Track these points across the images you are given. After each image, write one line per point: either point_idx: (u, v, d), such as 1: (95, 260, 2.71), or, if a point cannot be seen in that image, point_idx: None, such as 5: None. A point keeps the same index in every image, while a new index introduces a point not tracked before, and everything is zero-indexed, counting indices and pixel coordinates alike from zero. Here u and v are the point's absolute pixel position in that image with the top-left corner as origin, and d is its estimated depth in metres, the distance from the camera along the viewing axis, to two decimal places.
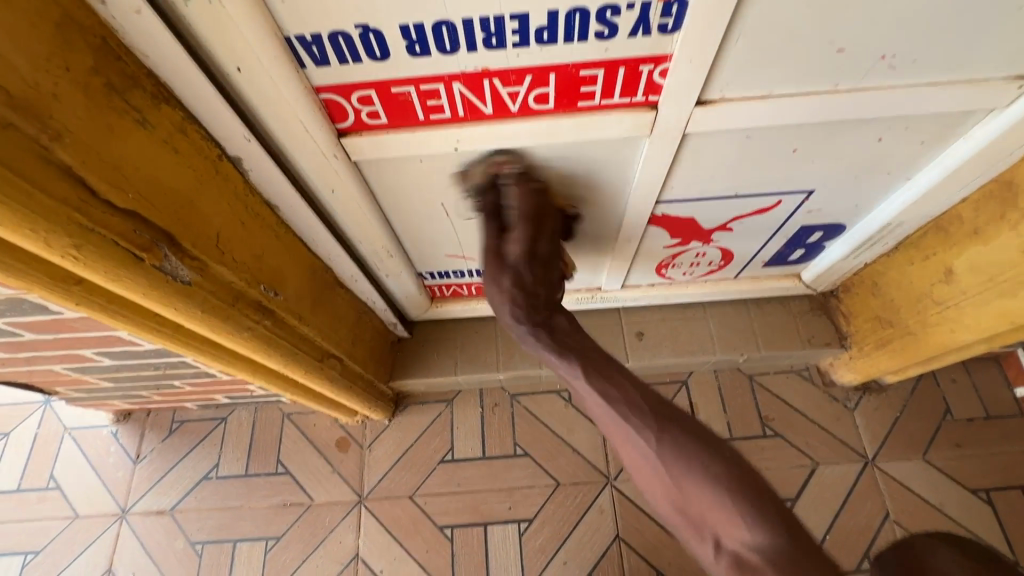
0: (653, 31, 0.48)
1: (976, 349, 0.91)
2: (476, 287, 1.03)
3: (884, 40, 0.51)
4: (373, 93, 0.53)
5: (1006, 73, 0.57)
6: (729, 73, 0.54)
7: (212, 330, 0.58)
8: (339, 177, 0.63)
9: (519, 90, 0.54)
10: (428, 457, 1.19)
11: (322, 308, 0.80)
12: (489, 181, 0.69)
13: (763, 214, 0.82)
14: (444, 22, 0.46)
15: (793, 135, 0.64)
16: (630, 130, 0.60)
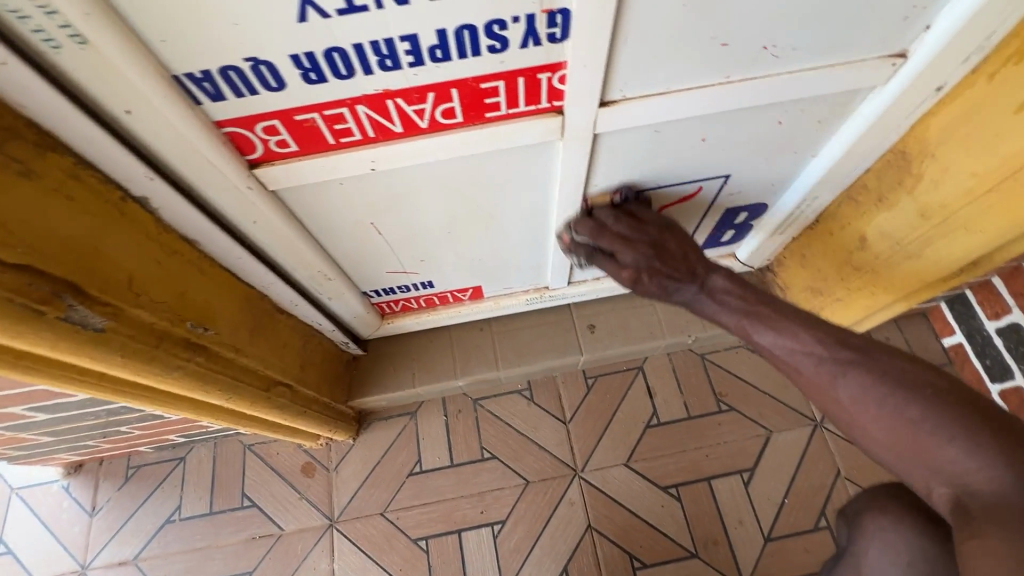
0: (542, 41, 0.50)
1: (898, 308, 0.97)
2: (424, 298, 1.04)
3: (760, 32, 0.54)
4: (278, 123, 0.53)
5: (880, 53, 0.61)
6: (624, 75, 0.56)
7: (139, 373, 0.57)
8: (258, 208, 0.62)
9: (424, 107, 0.55)
10: (396, 471, 1.19)
11: (262, 336, 0.79)
12: (415, 195, 0.70)
13: (687, 201, 0.86)
14: (334, 48, 0.46)
15: (698, 125, 0.67)
16: (541, 136, 0.62)
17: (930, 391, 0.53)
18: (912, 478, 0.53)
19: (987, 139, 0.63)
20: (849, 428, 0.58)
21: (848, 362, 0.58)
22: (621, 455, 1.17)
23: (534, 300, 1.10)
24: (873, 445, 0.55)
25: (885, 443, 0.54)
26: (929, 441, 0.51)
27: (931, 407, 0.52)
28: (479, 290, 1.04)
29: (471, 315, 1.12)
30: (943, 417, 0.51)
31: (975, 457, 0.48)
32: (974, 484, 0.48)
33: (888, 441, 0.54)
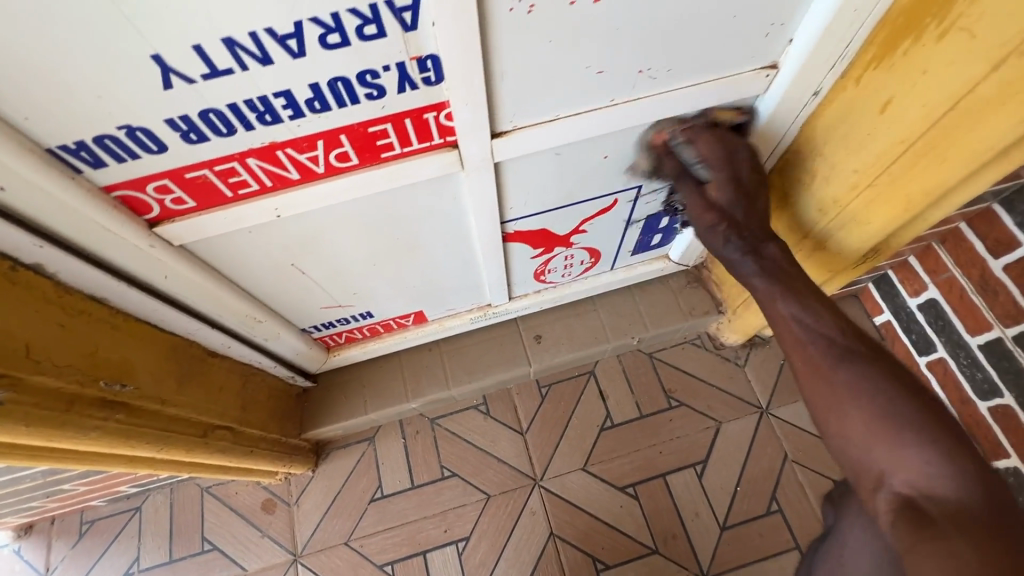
0: (419, 85, 0.52)
1: (820, 296, 1.01)
2: (367, 327, 1.04)
3: (631, 58, 0.57)
4: (169, 182, 0.54)
5: (753, 66, 0.64)
6: (510, 108, 0.58)
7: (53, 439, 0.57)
8: (166, 262, 0.63)
9: (316, 154, 0.56)
10: (358, 499, 1.19)
11: (192, 384, 0.79)
12: (330, 233, 0.71)
13: (607, 213, 0.88)
14: (209, 110, 0.47)
15: (597, 144, 0.69)
16: (441, 170, 0.63)
17: (936, 415, 0.48)
18: (846, 470, 0.52)
19: (861, 138, 0.67)
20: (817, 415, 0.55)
21: (848, 352, 0.56)
22: (579, 460, 1.19)
23: (478, 317, 1.11)
24: (815, 406, 0.56)
25: (832, 419, 0.53)
26: (892, 436, 0.48)
27: (917, 416, 0.48)
28: (421, 313, 1.05)
29: (418, 338, 1.13)
30: (909, 414, 0.49)
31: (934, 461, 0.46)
32: (925, 488, 0.45)
33: (847, 421, 0.52)
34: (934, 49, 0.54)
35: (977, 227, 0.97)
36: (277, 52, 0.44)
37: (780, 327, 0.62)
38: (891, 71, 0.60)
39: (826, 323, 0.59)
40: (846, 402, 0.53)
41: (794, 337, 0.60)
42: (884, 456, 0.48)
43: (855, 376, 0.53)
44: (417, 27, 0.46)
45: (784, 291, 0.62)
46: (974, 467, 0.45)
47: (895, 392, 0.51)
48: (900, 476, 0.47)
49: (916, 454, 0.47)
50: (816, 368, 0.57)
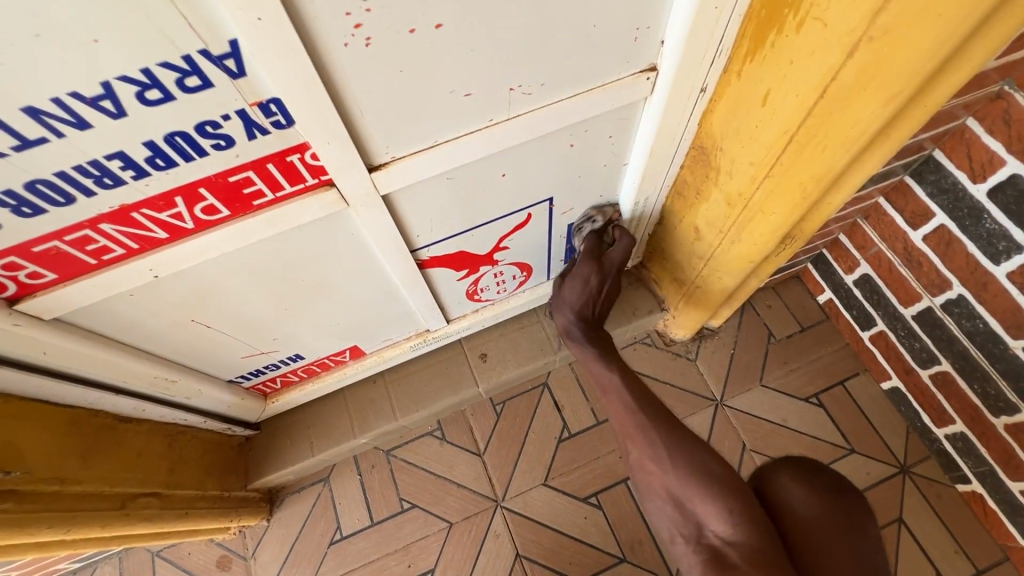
0: (270, 129, 0.49)
1: (752, 284, 1.01)
2: (302, 370, 1.01)
3: (495, 77, 0.55)
4: (17, 258, 0.50)
5: (631, 70, 0.63)
6: (380, 139, 0.56)
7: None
8: (40, 339, 0.59)
9: (178, 211, 0.53)
10: (317, 543, 1.15)
11: (101, 456, 0.75)
12: (223, 284, 0.68)
13: (524, 228, 0.87)
14: (35, 181, 0.44)
15: (490, 163, 0.67)
16: (324, 209, 0.61)
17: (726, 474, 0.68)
18: (666, 522, 0.70)
19: (750, 131, 0.66)
20: (644, 474, 0.73)
21: (669, 420, 0.76)
22: (539, 476, 1.17)
23: (418, 344, 1.09)
24: (637, 472, 0.75)
25: (656, 480, 0.72)
26: (700, 495, 0.67)
27: (713, 475, 0.68)
28: (357, 348, 1.02)
29: (359, 374, 1.10)
30: (705, 476, 0.68)
31: (726, 516, 0.64)
32: (725, 538, 0.63)
33: (667, 479, 0.70)
34: (796, 39, 0.54)
35: (895, 201, 0.97)
36: (94, 114, 0.41)
37: (610, 402, 0.81)
38: (764, 63, 0.60)
39: (637, 396, 0.79)
40: (660, 467, 0.72)
41: (624, 408, 0.78)
42: (697, 510, 0.67)
43: (667, 443, 0.73)
44: (246, 74, 0.44)
45: (603, 360, 0.86)
46: (754, 515, 0.64)
47: (692, 455, 0.71)
48: (709, 526, 0.65)
49: (717, 508, 0.65)
50: (635, 439, 0.76)
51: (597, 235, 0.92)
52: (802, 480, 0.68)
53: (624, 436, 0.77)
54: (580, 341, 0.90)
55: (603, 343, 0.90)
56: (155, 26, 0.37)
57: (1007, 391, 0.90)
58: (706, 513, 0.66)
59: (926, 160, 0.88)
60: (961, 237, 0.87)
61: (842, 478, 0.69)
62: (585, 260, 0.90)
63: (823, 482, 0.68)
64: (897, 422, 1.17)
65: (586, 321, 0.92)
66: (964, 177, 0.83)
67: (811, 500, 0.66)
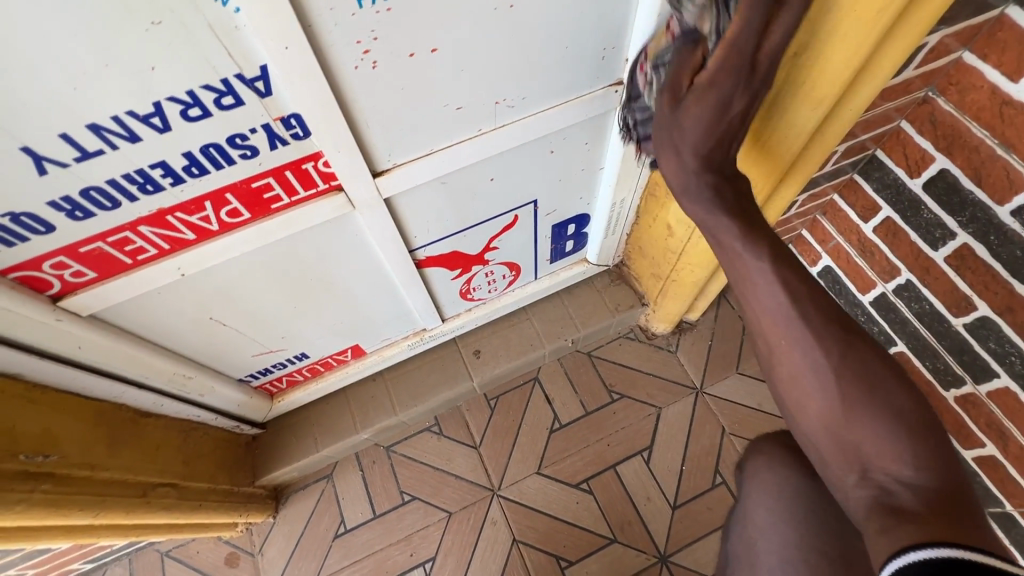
0: (290, 140, 0.57)
1: (723, 275, 1.09)
2: (307, 368, 1.07)
3: (483, 93, 0.64)
4: (65, 258, 0.57)
5: (602, 85, 0.72)
6: (384, 149, 0.64)
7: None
8: (78, 334, 0.65)
9: (206, 214, 0.61)
10: (322, 537, 1.20)
11: (124, 447, 0.80)
12: (240, 284, 0.75)
13: (512, 229, 0.95)
14: (89, 188, 0.51)
15: (479, 168, 0.76)
16: (334, 212, 0.69)
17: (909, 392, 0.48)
18: (829, 455, 0.50)
19: None
20: (793, 400, 0.52)
21: (843, 325, 0.51)
22: (533, 465, 1.24)
23: (415, 342, 1.16)
24: (791, 400, 0.53)
25: (812, 411, 0.51)
26: (875, 424, 0.47)
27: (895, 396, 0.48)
28: (358, 347, 1.09)
29: (360, 372, 1.16)
30: (889, 396, 0.48)
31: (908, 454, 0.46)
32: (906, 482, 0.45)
33: (817, 402, 0.50)
34: None
35: (848, 197, 1.07)
36: (144, 130, 0.49)
37: (755, 298, 0.55)
38: None
39: (804, 296, 0.52)
40: (821, 393, 0.50)
41: (769, 303, 0.53)
42: (876, 453, 0.47)
43: (839, 362, 0.50)
44: (272, 93, 0.51)
45: (745, 235, 0.55)
46: (942, 451, 0.46)
47: (870, 372, 0.49)
48: (878, 463, 0.47)
49: (896, 445, 0.47)
50: (791, 355, 0.52)
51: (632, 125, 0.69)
52: None
53: (776, 349, 0.53)
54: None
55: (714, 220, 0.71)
56: (203, 56, 0.45)
57: (954, 366, 1.00)
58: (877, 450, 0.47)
59: (870, 159, 0.98)
60: (905, 227, 0.97)
61: None
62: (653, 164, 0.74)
63: None
64: None
65: (718, 173, 0.57)
66: (903, 174, 0.93)
67: None
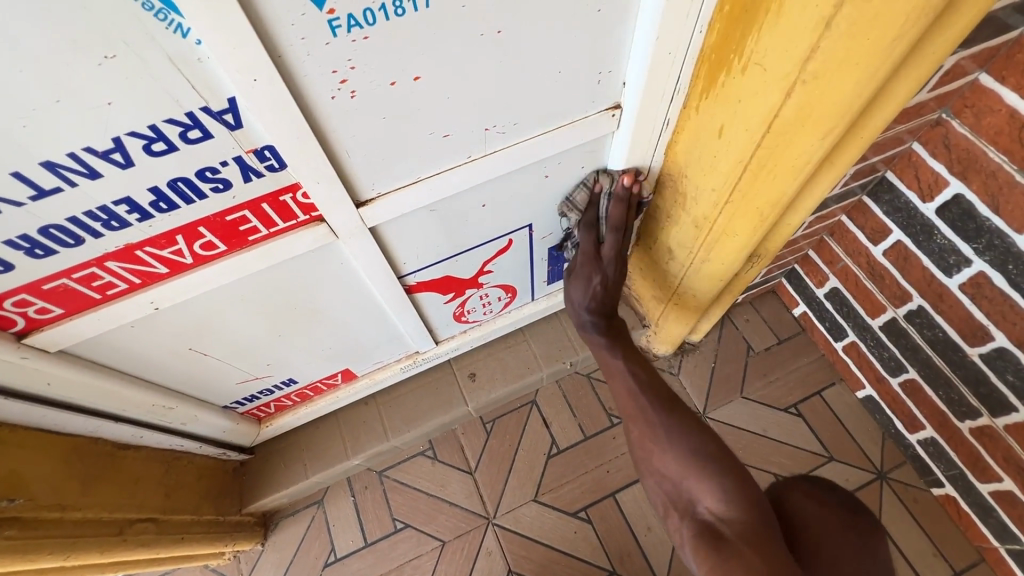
0: (264, 172, 0.54)
1: (726, 299, 1.06)
2: (295, 394, 1.04)
3: (471, 119, 0.60)
4: (27, 295, 0.54)
5: (598, 108, 0.69)
6: (367, 177, 0.61)
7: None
8: (45, 371, 0.62)
9: (178, 248, 0.58)
10: (312, 565, 1.17)
11: (98, 483, 0.77)
12: (219, 315, 0.72)
13: (506, 253, 0.92)
14: (48, 226, 0.48)
15: (470, 195, 0.72)
16: (315, 242, 0.65)
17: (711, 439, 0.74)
18: (662, 496, 0.75)
19: (710, 161, 0.72)
20: (659, 471, 0.76)
21: (669, 400, 0.81)
22: (529, 492, 1.20)
23: (408, 366, 1.12)
24: (640, 454, 0.79)
25: (653, 459, 0.77)
26: (693, 471, 0.72)
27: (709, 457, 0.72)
28: (349, 371, 1.06)
29: (351, 396, 1.13)
30: (710, 463, 0.72)
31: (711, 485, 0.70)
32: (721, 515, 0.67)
33: (665, 459, 0.75)
34: (742, 80, 0.60)
35: (856, 218, 1.03)
36: (104, 165, 0.46)
37: (618, 385, 0.85)
38: (717, 100, 0.65)
39: (647, 387, 0.83)
40: (665, 450, 0.75)
41: (628, 389, 0.84)
42: (692, 488, 0.71)
43: (665, 425, 0.78)
44: (242, 125, 0.48)
45: (613, 352, 0.88)
46: (749, 496, 0.67)
47: (693, 441, 0.74)
48: (703, 503, 0.69)
49: (711, 488, 0.69)
50: (643, 431, 0.79)
51: (592, 225, 0.84)
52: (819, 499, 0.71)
53: (638, 442, 0.80)
54: (593, 333, 0.89)
55: (614, 331, 0.90)
56: (163, 89, 0.42)
57: (969, 397, 0.95)
58: (694, 485, 0.71)
59: (880, 181, 0.95)
60: (916, 252, 0.93)
61: (858, 499, 0.71)
62: (584, 258, 0.86)
63: (835, 501, 0.71)
64: (873, 429, 1.21)
65: (602, 317, 0.88)
66: (915, 197, 0.89)
67: (827, 516, 0.69)
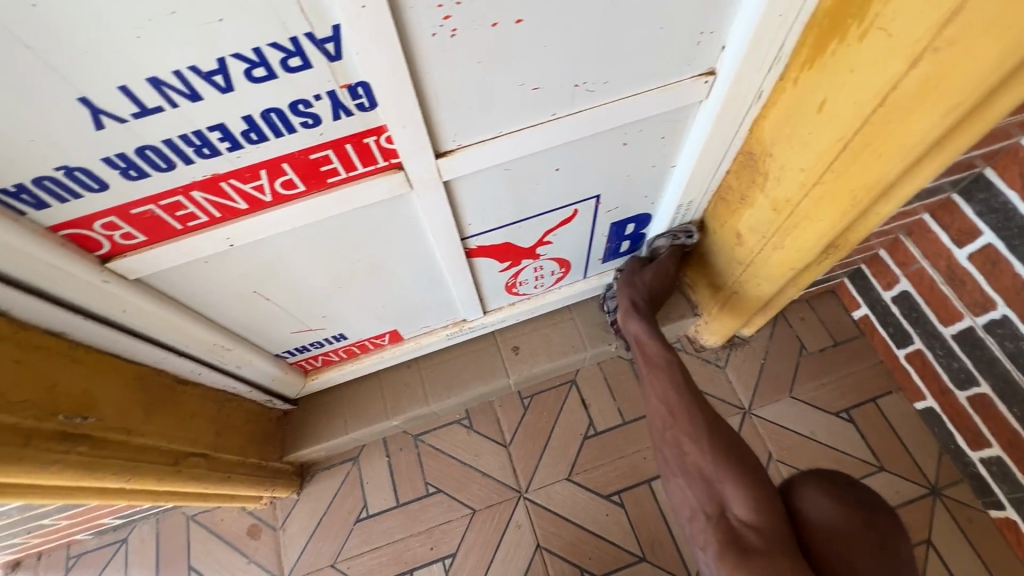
0: (354, 111, 0.53)
1: (790, 293, 1.01)
2: (343, 349, 1.05)
3: (562, 73, 0.58)
4: (116, 218, 0.55)
5: (691, 73, 0.66)
6: (451, 128, 0.60)
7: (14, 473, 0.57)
8: (123, 297, 0.64)
9: (260, 183, 0.57)
10: (344, 519, 1.19)
11: (160, 414, 0.79)
12: (286, 259, 0.72)
13: (569, 224, 0.90)
14: (145, 147, 0.49)
15: (546, 157, 0.70)
16: (390, 191, 0.64)
17: (757, 467, 0.79)
18: (687, 491, 0.82)
19: (803, 138, 0.68)
20: (688, 465, 0.84)
21: (720, 428, 0.85)
22: (563, 470, 1.19)
23: (454, 333, 1.12)
24: (670, 455, 0.87)
25: (692, 462, 0.83)
26: (721, 471, 0.79)
27: (742, 464, 0.79)
28: (396, 332, 1.06)
29: (396, 357, 1.13)
30: (737, 466, 0.79)
31: (736, 490, 0.76)
32: (749, 520, 0.72)
33: (704, 462, 0.82)
34: (858, 49, 0.56)
35: (941, 218, 0.97)
36: (205, 88, 0.45)
37: (659, 397, 0.93)
38: (823, 71, 0.61)
39: (687, 398, 0.90)
40: (711, 464, 0.81)
41: (668, 397, 0.92)
42: (724, 492, 0.77)
43: (699, 431, 0.85)
44: (342, 57, 0.47)
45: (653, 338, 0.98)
46: (772, 503, 0.73)
47: (743, 469, 0.78)
48: (733, 508, 0.75)
49: (744, 496, 0.75)
50: (680, 433, 0.87)
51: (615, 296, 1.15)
52: (834, 496, 0.72)
53: (672, 437, 0.88)
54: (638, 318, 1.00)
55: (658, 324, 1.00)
56: (274, 11, 0.41)
57: None
58: (724, 492, 0.77)
59: (976, 177, 0.88)
60: (1009, 257, 0.87)
61: (876, 499, 0.72)
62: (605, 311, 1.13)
63: (853, 498, 0.71)
64: (929, 443, 1.16)
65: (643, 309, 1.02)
66: (1016, 197, 0.83)
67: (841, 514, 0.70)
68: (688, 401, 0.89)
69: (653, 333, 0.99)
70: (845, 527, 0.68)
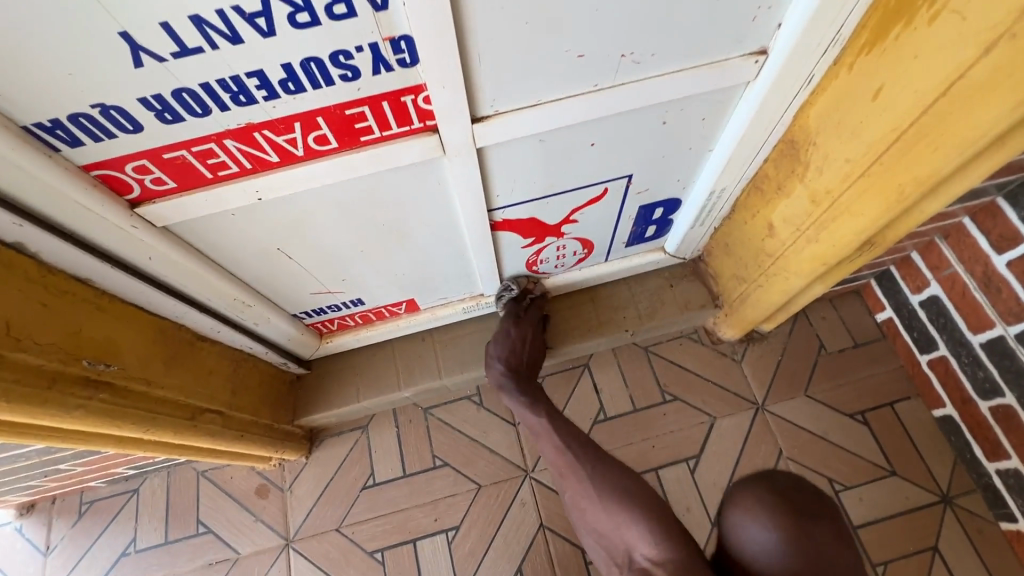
0: (395, 66, 0.51)
1: (817, 289, 0.99)
2: (360, 316, 1.05)
3: (611, 41, 0.56)
4: (148, 162, 0.54)
5: (741, 51, 0.63)
6: (491, 92, 0.58)
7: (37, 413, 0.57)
8: (150, 244, 0.63)
9: (294, 136, 0.56)
10: (350, 486, 1.20)
11: (179, 367, 0.79)
12: (312, 218, 0.71)
13: (597, 203, 0.88)
14: (182, 89, 0.47)
15: (583, 130, 0.68)
16: (423, 154, 0.63)
17: (649, 493, 0.76)
18: (602, 555, 0.76)
19: (853, 127, 0.65)
20: (592, 516, 0.78)
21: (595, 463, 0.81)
22: None
23: (470, 308, 1.11)
24: (575, 512, 0.81)
25: (593, 514, 0.77)
26: (620, 519, 0.73)
27: (631, 499, 0.75)
28: (413, 303, 1.05)
29: (411, 329, 1.13)
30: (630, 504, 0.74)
31: (644, 535, 0.70)
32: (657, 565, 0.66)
33: (630, 530, 0.72)
34: (925, 33, 0.53)
35: (981, 222, 0.94)
36: (247, 30, 0.44)
37: (549, 448, 0.88)
38: (884, 56, 0.58)
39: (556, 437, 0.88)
40: (608, 514, 0.75)
41: (557, 450, 0.86)
42: (626, 534, 0.72)
43: (595, 477, 0.79)
44: (387, 7, 0.45)
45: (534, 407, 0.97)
46: (671, 535, 0.69)
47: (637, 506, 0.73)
48: (640, 550, 0.70)
49: (649, 536, 0.69)
50: (579, 487, 0.80)
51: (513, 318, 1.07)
52: (775, 502, 0.59)
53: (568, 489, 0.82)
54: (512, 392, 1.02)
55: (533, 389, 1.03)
56: None
57: None
58: (624, 534, 0.72)
59: None
60: None
61: (821, 495, 0.60)
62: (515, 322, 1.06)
63: (796, 501, 0.59)
64: (945, 451, 1.14)
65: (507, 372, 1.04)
66: None
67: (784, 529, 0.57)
68: (570, 455, 0.84)
69: (529, 395, 1.01)
70: (784, 548, 0.56)
